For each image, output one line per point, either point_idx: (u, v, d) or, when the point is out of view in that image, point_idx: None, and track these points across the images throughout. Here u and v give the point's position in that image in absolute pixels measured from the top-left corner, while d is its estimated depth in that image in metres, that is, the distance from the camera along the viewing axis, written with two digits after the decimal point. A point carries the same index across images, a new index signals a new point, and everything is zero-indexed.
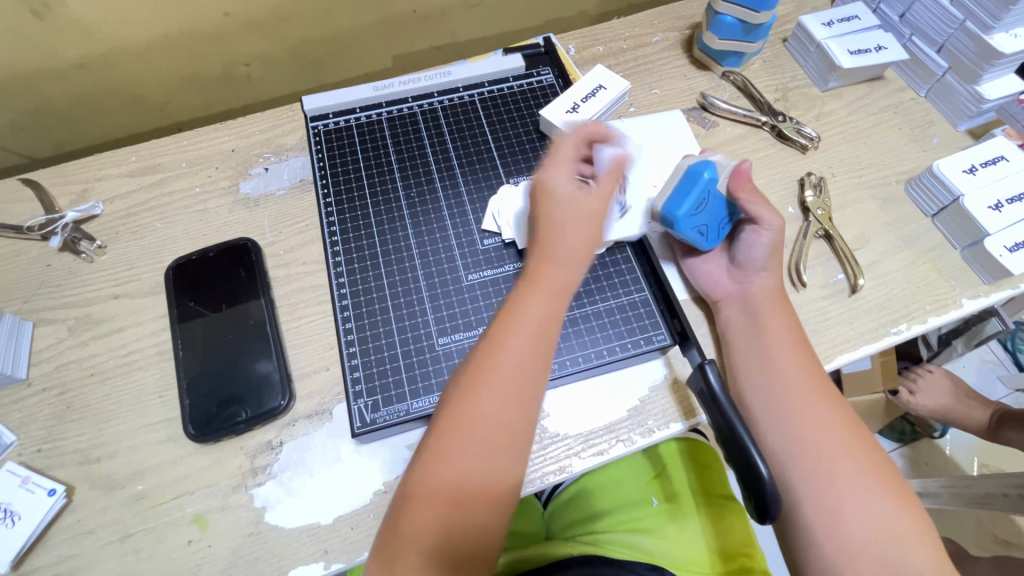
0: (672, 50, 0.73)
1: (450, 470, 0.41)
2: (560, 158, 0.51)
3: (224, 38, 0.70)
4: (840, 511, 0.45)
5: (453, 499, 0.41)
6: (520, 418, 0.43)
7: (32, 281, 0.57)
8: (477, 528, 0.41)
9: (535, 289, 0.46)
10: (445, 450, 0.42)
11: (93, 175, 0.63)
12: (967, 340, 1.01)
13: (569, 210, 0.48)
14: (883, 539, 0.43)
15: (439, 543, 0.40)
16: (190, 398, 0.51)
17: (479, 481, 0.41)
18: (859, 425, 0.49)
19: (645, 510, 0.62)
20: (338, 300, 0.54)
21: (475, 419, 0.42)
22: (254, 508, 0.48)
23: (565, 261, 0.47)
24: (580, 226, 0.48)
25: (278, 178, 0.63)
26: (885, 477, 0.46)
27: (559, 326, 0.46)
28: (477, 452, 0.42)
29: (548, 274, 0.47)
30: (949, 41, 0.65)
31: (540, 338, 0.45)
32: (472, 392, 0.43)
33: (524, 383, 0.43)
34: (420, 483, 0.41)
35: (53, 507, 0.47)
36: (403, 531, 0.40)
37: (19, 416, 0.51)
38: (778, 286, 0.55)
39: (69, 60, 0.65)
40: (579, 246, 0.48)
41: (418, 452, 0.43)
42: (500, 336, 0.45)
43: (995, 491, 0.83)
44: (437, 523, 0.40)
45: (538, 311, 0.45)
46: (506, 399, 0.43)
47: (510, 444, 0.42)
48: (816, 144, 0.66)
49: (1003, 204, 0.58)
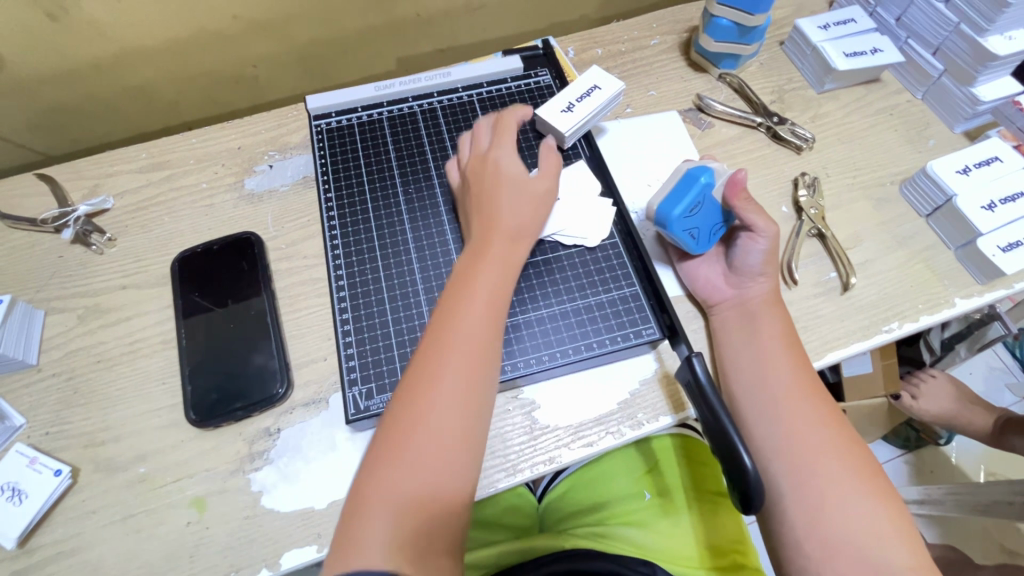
0: (670, 53, 0.74)
1: (418, 440, 0.40)
2: (506, 141, 0.56)
3: (232, 40, 0.73)
4: (823, 510, 0.45)
5: (425, 470, 0.40)
6: (482, 382, 0.43)
7: (45, 271, 0.60)
8: (450, 496, 0.40)
9: (485, 257, 0.49)
10: (409, 416, 0.41)
11: (105, 171, 0.65)
12: (970, 344, 0.98)
13: (514, 185, 0.52)
14: (863, 539, 0.44)
15: (411, 500, 0.39)
16: (193, 385, 0.53)
17: (446, 449, 0.40)
18: (846, 426, 0.50)
19: (637, 505, 0.63)
20: (336, 292, 0.55)
21: (436, 383, 0.42)
22: (251, 492, 0.49)
23: (511, 231, 0.50)
24: (523, 200, 0.52)
25: (282, 174, 0.65)
26: (871, 479, 0.47)
27: (510, 295, 0.48)
28: (442, 416, 0.41)
29: (497, 245, 0.49)
30: (945, 43, 0.66)
31: (494, 305, 0.46)
32: (432, 357, 0.43)
33: (484, 347, 0.44)
34: (387, 455, 0.40)
35: (59, 487, 0.48)
36: (370, 506, 0.38)
37: (29, 400, 0.53)
38: (776, 290, 0.55)
39: (85, 61, 0.67)
40: (525, 219, 0.51)
41: (383, 427, 0.42)
42: (461, 302, 0.46)
43: (998, 498, 0.82)
44: (413, 492, 0.39)
45: (490, 277, 0.47)
46: (468, 357, 0.43)
47: (473, 406, 0.42)
48: (811, 145, 0.67)
49: (996, 204, 0.58)
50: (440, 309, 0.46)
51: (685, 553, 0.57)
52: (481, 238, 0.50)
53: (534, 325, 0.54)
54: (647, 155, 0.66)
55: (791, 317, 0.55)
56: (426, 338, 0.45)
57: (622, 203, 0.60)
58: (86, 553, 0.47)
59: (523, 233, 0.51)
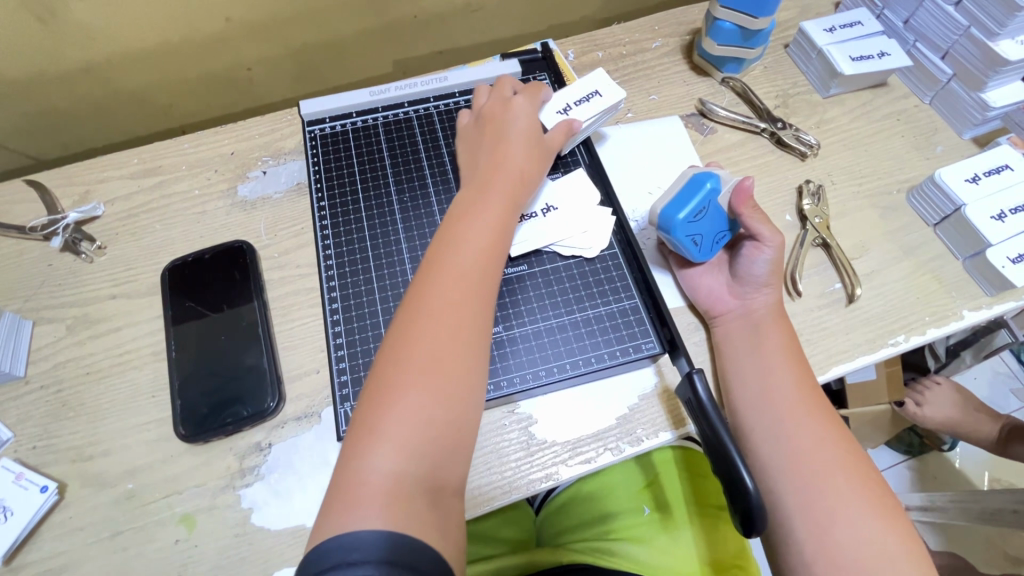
0: (672, 56, 0.72)
1: (415, 370, 0.39)
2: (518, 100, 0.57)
3: (226, 43, 0.71)
4: (830, 532, 0.44)
5: (423, 402, 0.39)
6: (480, 311, 0.43)
7: (34, 280, 0.59)
8: (451, 426, 0.39)
9: (488, 192, 0.49)
10: (405, 344, 0.40)
11: (96, 177, 0.64)
12: (976, 352, 1.00)
13: (517, 134, 0.54)
14: (870, 562, 0.43)
15: (418, 419, 0.38)
16: (182, 399, 0.52)
17: (442, 383, 0.39)
18: (852, 444, 0.48)
19: (636, 519, 0.62)
20: (329, 303, 0.54)
21: (431, 312, 0.42)
22: (241, 508, 0.48)
23: (514, 172, 0.52)
24: (525, 148, 0.54)
25: (276, 181, 0.64)
26: (879, 499, 0.45)
27: (512, 227, 0.49)
28: (439, 345, 0.40)
29: (498, 183, 0.50)
30: (954, 48, 0.64)
31: (493, 237, 0.47)
32: (424, 290, 0.43)
33: (483, 272, 0.45)
34: (383, 382, 0.39)
35: (46, 503, 0.47)
36: (369, 436, 0.37)
37: (16, 413, 0.52)
38: (778, 302, 0.54)
39: (75, 65, 0.66)
40: (526, 163, 0.53)
41: (377, 363, 0.41)
42: (460, 232, 0.46)
43: (1004, 506, 0.80)
44: (411, 423, 0.38)
45: (490, 210, 0.48)
46: (469, 280, 0.44)
47: (475, 326, 0.42)
48: (816, 151, 0.66)
49: (1006, 214, 0.57)
50: (439, 243, 0.46)
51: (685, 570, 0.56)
52: (483, 180, 0.51)
53: (532, 339, 0.52)
54: (647, 162, 0.64)
55: (795, 329, 0.54)
56: (422, 271, 0.45)
57: (622, 212, 0.58)
58: (72, 571, 0.46)
59: (525, 175, 0.52)
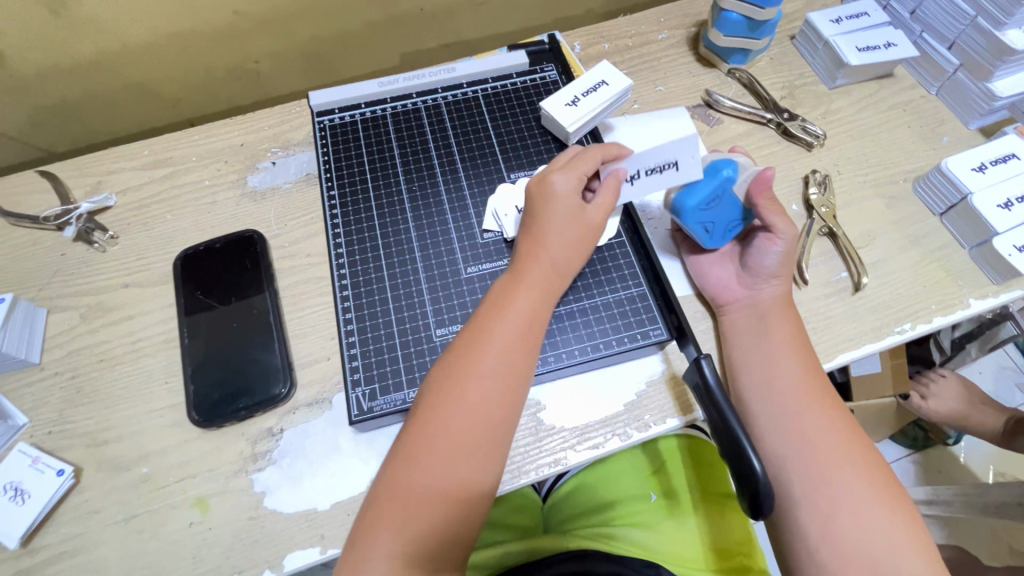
0: (678, 48, 0.72)
1: (430, 472, 0.42)
2: (577, 168, 0.51)
3: (234, 35, 0.72)
4: (834, 516, 0.44)
5: (434, 505, 0.41)
6: (502, 421, 0.44)
7: (48, 269, 0.59)
8: (457, 530, 0.41)
9: (520, 286, 0.48)
10: (425, 445, 0.42)
11: (108, 168, 0.65)
12: (981, 344, 0.98)
13: (563, 214, 0.50)
14: (875, 545, 0.43)
15: (419, 531, 0.40)
16: (195, 385, 0.52)
17: (454, 489, 0.41)
18: (858, 430, 0.49)
19: (643, 506, 0.63)
20: (340, 291, 0.54)
21: (454, 417, 0.43)
22: (254, 493, 0.49)
23: (550, 265, 0.49)
24: (568, 233, 0.50)
25: (285, 171, 0.65)
26: (882, 484, 0.46)
27: (542, 327, 0.48)
28: (457, 453, 0.42)
29: (534, 274, 0.49)
30: (961, 37, 0.64)
31: (524, 341, 0.46)
32: (451, 389, 0.44)
33: (506, 382, 0.44)
34: (395, 485, 0.42)
35: (62, 487, 0.48)
36: (381, 517, 0.41)
37: (32, 399, 0.53)
38: (786, 292, 0.54)
39: (87, 57, 0.67)
40: (565, 252, 0.50)
41: (394, 455, 0.43)
42: (487, 333, 0.46)
43: (1010, 499, 0.80)
44: (420, 521, 0.40)
45: (521, 308, 0.47)
46: (491, 389, 0.44)
47: (492, 439, 0.43)
48: (822, 141, 0.66)
49: (1012, 203, 0.57)
50: (466, 339, 0.46)
51: (691, 556, 0.57)
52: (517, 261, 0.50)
53: None
54: None
55: (802, 319, 0.54)
56: (449, 369, 0.45)
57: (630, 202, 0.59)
58: (88, 554, 0.47)
59: (563, 264, 0.50)
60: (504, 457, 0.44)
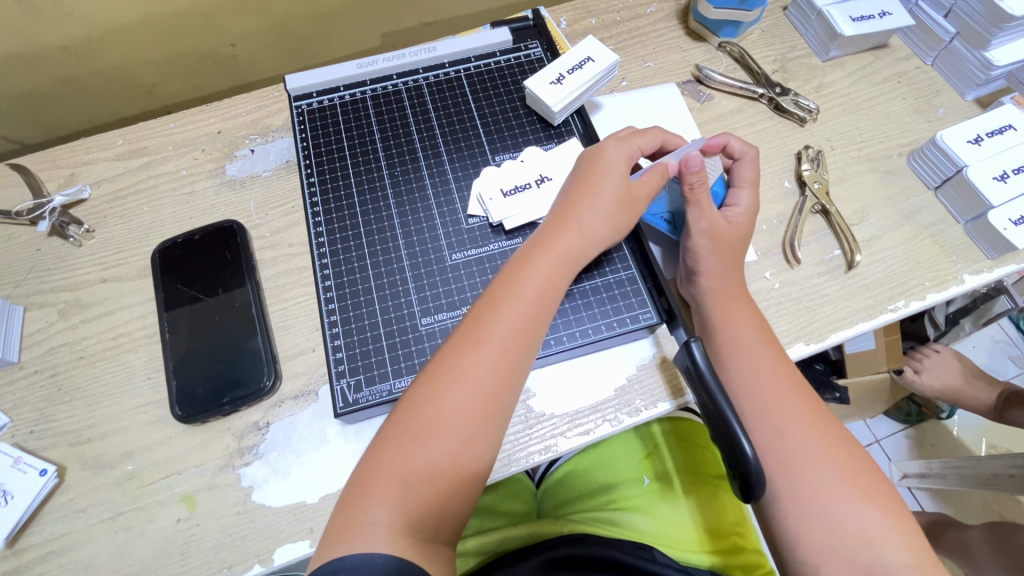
0: (667, 22, 0.70)
1: (438, 433, 0.41)
2: (635, 142, 0.52)
3: (208, 17, 0.69)
4: (813, 510, 0.42)
5: (422, 474, 0.39)
6: (508, 390, 0.43)
7: (23, 265, 0.58)
8: (444, 501, 0.40)
9: (537, 255, 0.48)
10: (422, 408, 0.41)
11: (81, 159, 0.63)
12: (975, 319, 0.96)
13: (601, 180, 0.50)
14: (852, 541, 0.41)
15: (402, 501, 0.39)
16: (177, 381, 0.51)
17: (453, 454, 0.40)
18: (834, 421, 0.47)
19: (636, 488, 0.63)
20: (322, 281, 0.53)
21: (466, 376, 0.42)
22: (241, 487, 0.49)
23: (573, 234, 0.49)
24: (598, 200, 0.49)
25: (264, 159, 0.63)
26: (864, 479, 0.43)
27: (555, 299, 0.47)
28: (456, 419, 0.41)
29: (555, 241, 0.48)
30: (957, 5, 0.62)
31: (536, 310, 0.46)
32: (468, 348, 0.43)
33: (512, 353, 0.44)
34: (387, 451, 0.40)
35: (46, 486, 0.47)
36: (378, 484, 0.39)
37: (13, 398, 0.52)
38: (734, 284, 0.51)
39: (53, 45, 0.64)
40: (590, 220, 0.49)
41: (391, 419, 0.42)
42: (497, 300, 0.45)
43: (1001, 471, 0.80)
44: (405, 489, 0.39)
45: (541, 272, 0.47)
46: (495, 360, 0.43)
47: (492, 410, 0.42)
48: (815, 116, 0.64)
49: (1008, 175, 0.56)
50: (479, 306, 0.46)
51: (684, 537, 0.57)
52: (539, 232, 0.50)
53: None
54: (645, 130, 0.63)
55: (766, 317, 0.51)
56: (461, 334, 0.44)
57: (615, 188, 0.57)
58: (76, 552, 0.46)
59: (586, 235, 0.49)
60: (500, 433, 0.43)
